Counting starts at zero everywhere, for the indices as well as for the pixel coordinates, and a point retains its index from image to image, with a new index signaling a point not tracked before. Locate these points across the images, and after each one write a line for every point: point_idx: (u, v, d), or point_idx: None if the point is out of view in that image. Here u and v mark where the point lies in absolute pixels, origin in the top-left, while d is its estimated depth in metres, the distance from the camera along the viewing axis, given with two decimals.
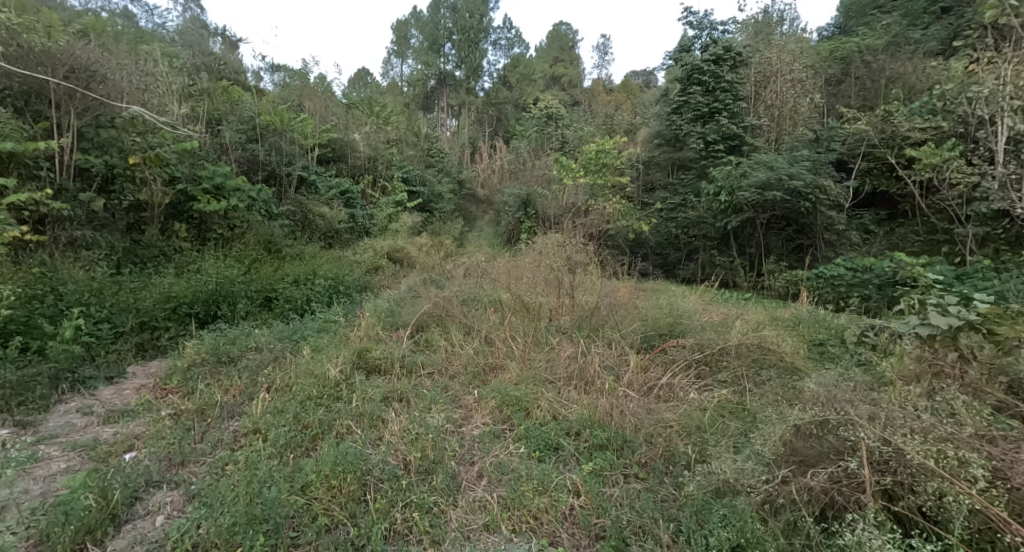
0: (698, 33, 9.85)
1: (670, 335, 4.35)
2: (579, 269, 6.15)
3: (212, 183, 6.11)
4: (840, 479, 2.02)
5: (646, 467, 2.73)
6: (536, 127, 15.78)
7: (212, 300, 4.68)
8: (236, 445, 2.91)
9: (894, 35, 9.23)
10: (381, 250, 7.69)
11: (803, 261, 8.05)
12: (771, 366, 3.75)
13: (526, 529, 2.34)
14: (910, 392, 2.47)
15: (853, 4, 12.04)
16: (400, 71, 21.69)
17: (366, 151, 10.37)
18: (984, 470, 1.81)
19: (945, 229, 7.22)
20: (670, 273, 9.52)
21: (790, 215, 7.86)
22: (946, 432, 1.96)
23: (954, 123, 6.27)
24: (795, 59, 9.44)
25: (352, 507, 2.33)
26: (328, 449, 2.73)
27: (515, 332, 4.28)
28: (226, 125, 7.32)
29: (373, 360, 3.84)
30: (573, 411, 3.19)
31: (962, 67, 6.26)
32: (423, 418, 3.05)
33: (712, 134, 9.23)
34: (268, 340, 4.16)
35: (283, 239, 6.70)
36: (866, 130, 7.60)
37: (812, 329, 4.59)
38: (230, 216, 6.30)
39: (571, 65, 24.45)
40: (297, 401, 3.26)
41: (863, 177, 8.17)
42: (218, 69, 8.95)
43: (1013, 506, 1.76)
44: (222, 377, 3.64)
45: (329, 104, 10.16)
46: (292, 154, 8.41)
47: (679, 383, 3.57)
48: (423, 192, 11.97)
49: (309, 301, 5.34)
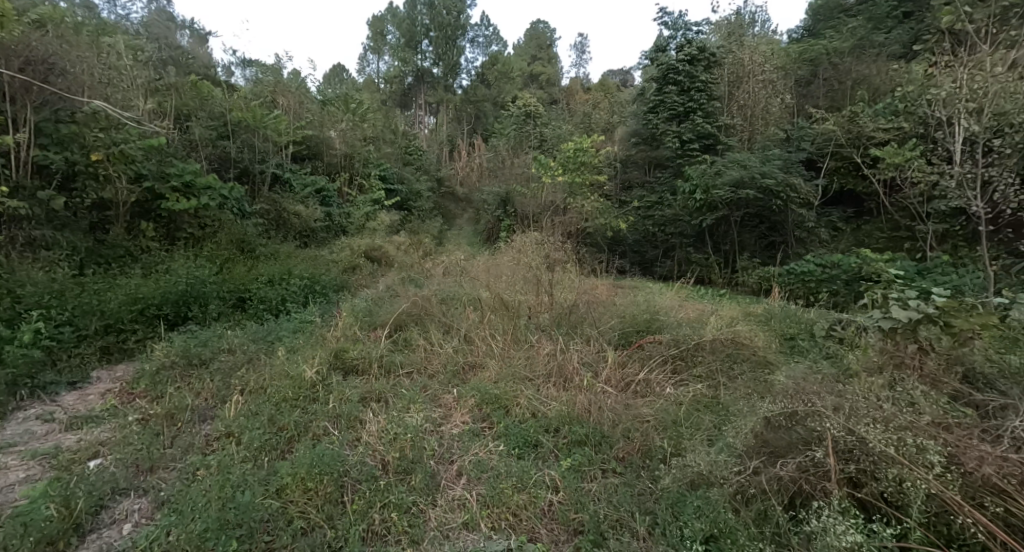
0: (673, 33, 10.06)
1: (647, 331, 4.41)
2: (557, 267, 6.18)
3: (181, 181, 5.93)
4: (807, 468, 2.09)
5: (623, 462, 2.77)
6: (514, 126, 15.81)
7: (182, 301, 4.55)
8: (208, 450, 2.85)
9: (860, 38, 9.55)
10: (359, 250, 7.59)
11: (774, 258, 8.27)
12: (744, 360, 3.86)
13: (505, 526, 2.34)
14: (873, 383, 2.56)
15: (821, 8, 12.38)
16: (377, 67, 21.44)
17: (343, 149, 10.23)
18: (941, 455, 1.88)
19: (907, 226, 7.50)
20: (648, 270, 9.67)
21: (763, 213, 8.06)
22: (905, 421, 2.04)
23: (915, 124, 6.54)
24: (766, 60, 9.51)
25: (329, 509, 2.31)
26: (304, 452, 2.69)
27: (495, 331, 4.28)
28: (195, 121, 7.10)
29: (350, 360, 3.80)
30: (551, 408, 3.22)
31: (922, 70, 6.52)
32: (402, 418, 3.03)
33: (687, 133, 9.41)
34: (242, 342, 4.06)
35: (257, 238, 6.55)
36: (834, 130, 7.84)
37: (783, 324, 4.72)
38: (200, 215, 6.13)
39: (548, 64, 24.55)
40: (271, 403, 3.21)
41: (831, 176, 8.43)
42: (186, 63, 8.68)
43: (966, 490, 1.85)
44: (193, 380, 3.55)
45: (303, 100, 9.97)
46: (266, 151, 8.22)
47: (656, 378, 3.63)
48: (401, 191, 11.87)
49: (285, 301, 5.24)
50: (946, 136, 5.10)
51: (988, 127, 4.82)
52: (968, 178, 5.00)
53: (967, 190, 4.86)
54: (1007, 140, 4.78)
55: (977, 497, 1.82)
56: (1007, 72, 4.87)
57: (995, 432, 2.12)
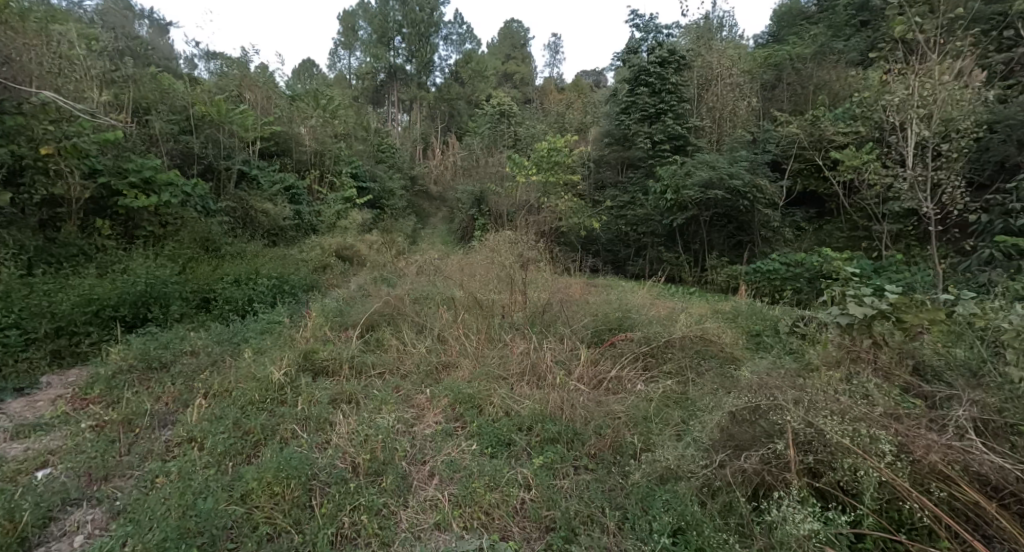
0: (644, 36, 10.25)
1: (619, 328, 4.47)
2: (531, 266, 6.19)
3: (140, 177, 5.69)
4: (769, 460, 2.16)
5: (595, 458, 2.80)
6: (489, 124, 15.82)
7: (142, 301, 4.37)
8: (168, 456, 2.75)
9: (820, 45, 9.95)
10: (330, 249, 7.45)
11: (741, 257, 8.52)
12: (712, 356, 3.98)
13: (477, 525, 2.34)
14: (832, 377, 2.67)
15: (785, 15, 12.84)
16: (348, 63, 20.97)
17: (313, 145, 10.02)
18: (891, 445, 1.97)
19: (864, 226, 7.84)
20: (620, 269, 9.82)
21: (730, 213, 8.29)
22: (860, 412, 2.13)
23: (871, 128, 6.84)
24: (733, 63, 9.80)
25: (296, 513, 2.27)
26: (271, 455, 2.62)
27: (469, 330, 4.27)
28: (155, 115, 6.83)
29: (320, 361, 3.74)
30: (525, 406, 3.23)
31: (878, 77, 6.82)
32: (373, 419, 3.00)
33: (658, 134, 9.58)
34: (205, 344, 3.93)
35: (222, 237, 6.34)
36: (797, 134, 8.12)
37: (749, 321, 4.87)
38: (161, 212, 5.90)
39: (522, 63, 24.68)
40: (237, 406, 3.12)
41: (795, 177, 8.73)
42: (144, 54, 8.32)
43: (914, 476, 1.93)
44: (153, 384, 3.41)
45: (271, 95, 9.71)
46: (231, 147, 7.98)
47: (627, 375, 3.69)
48: (374, 189, 11.71)
49: (251, 302, 5.09)
50: (899, 140, 5.34)
51: (937, 132, 5.08)
52: (919, 181, 5.25)
53: (918, 192, 5.11)
54: (953, 145, 5.04)
55: (924, 483, 1.92)
56: (953, 80, 5.15)
57: (941, 421, 2.23)
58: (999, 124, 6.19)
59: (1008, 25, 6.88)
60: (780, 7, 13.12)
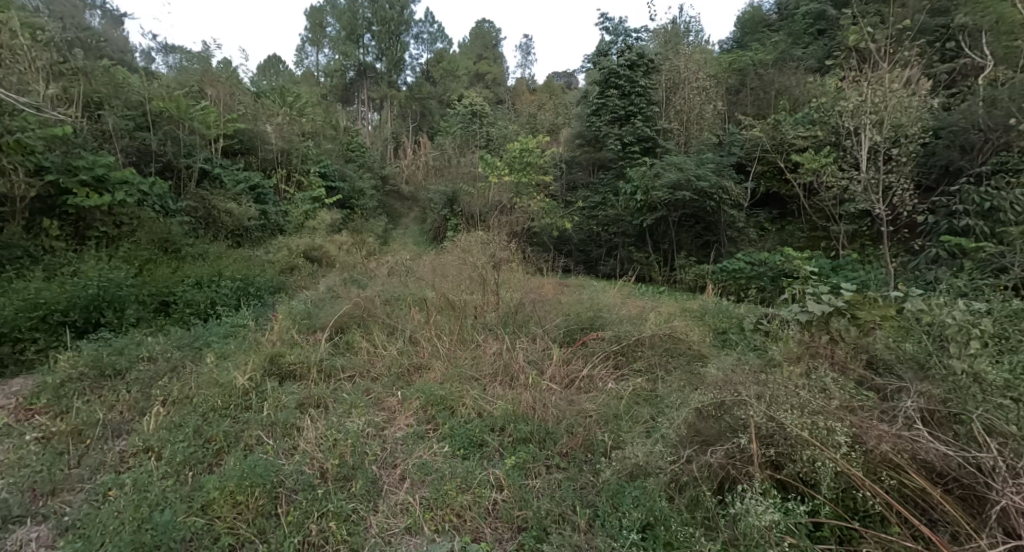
0: (614, 39, 10.47)
1: (591, 328, 4.53)
2: (503, 266, 6.16)
3: (92, 175, 5.39)
4: (733, 454, 2.22)
5: (567, 457, 2.82)
6: (461, 124, 15.77)
7: (94, 306, 4.16)
8: (122, 467, 2.63)
9: (781, 53, 10.38)
10: (298, 249, 7.27)
11: (709, 256, 8.76)
12: (680, 354, 4.07)
13: (449, 528, 2.32)
14: (793, 373, 2.77)
15: (748, 22, 13.26)
16: (316, 60, 20.49)
17: (279, 144, 9.75)
18: (847, 436, 2.04)
19: (824, 226, 8.17)
20: (592, 269, 9.94)
21: (698, 214, 8.52)
22: (818, 406, 2.20)
23: (829, 133, 7.14)
24: (699, 68, 10.03)
25: (261, 522, 2.21)
26: (234, 463, 2.53)
27: (441, 331, 4.23)
28: (108, 110, 6.51)
29: (287, 365, 3.64)
30: (497, 406, 3.22)
31: (835, 83, 7.11)
32: (342, 424, 2.95)
33: (628, 135, 9.73)
34: (164, 350, 3.76)
35: (183, 237, 6.10)
36: (760, 137, 8.40)
37: (716, 319, 5.00)
38: (115, 211, 5.62)
39: (494, 64, 24.73)
40: (198, 413, 3.00)
41: (758, 179, 9.02)
42: (96, 46, 7.91)
43: (868, 466, 2.03)
44: (106, 392, 3.25)
45: (234, 91, 9.40)
46: (192, 145, 7.68)
47: (599, 374, 3.73)
48: (343, 188, 11.48)
49: (214, 305, 4.91)
50: (854, 145, 5.57)
51: (888, 137, 5.34)
52: (872, 183, 5.50)
53: (871, 195, 5.35)
54: (903, 149, 5.30)
55: (877, 472, 2.01)
56: (902, 89, 5.42)
57: (892, 412, 2.34)
58: (943, 131, 6.57)
59: (951, 37, 7.32)
60: (743, 15, 13.59)
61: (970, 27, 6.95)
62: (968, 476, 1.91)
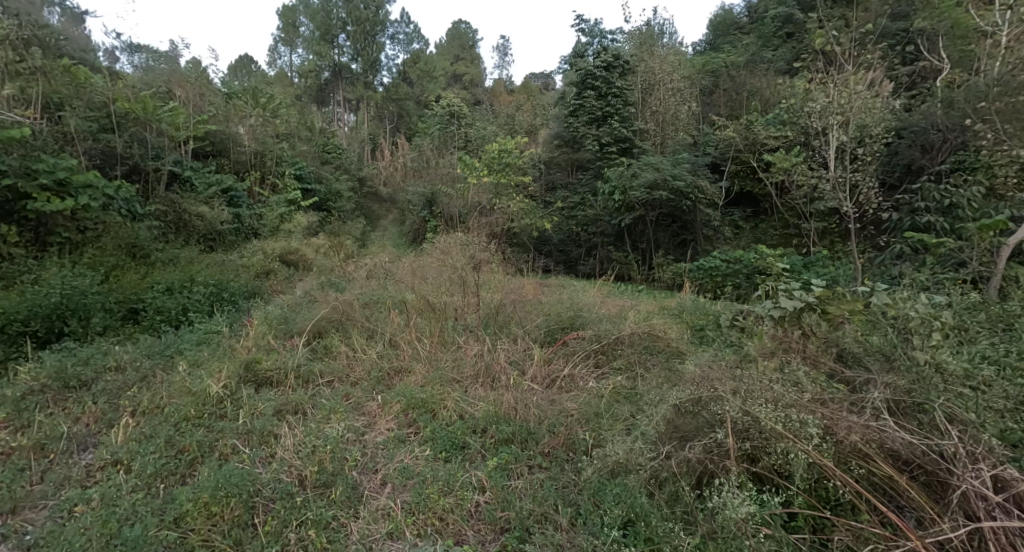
0: (590, 40, 10.74)
1: (571, 328, 4.56)
2: (483, 268, 6.16)
3: (53, 179, 5.17)
4: (711, 449, 2.26)
5: (549, 456, 2.83)
6: (439, 125, 15.69)
7: (57, 314, 4.00)
8: (89, 482, 2.54)
9: (751, 55, 10.66)
10: (273, 253, 7.13)
11: (685, 255, 8.91)
12: (659, 351, 4.14)
13: (431, 531, 2.31)
14: (767, 367, 2.84)
15: (719, 25, 13.56)
16: (289, 60, 20.15)
17: (252, 145, 9.52)
18: (818, 428, 2.08)
19: (795, 224, 8.40)
20: (572, 269, 10.01)
21: (675, 213, 8.66)
22: (792, 399, 2.25)
23: (798, 133, 7.35)
24: (674, 69, 10.21)
25: (237, 533, 2.15)
26: (208, 474, 2.47)
27: (421, 333, 4.20)
28: (69, 111, 6.26)
29: (263, 372, 3.55)
30: (478, 408, 3.20)
31: (804, 85, 7.32)
32: (321, 430, 2.90)
33: (605, 136, 9.84)
34: (133, 359, 3.65)
35: (152, 242, 5.91)
36: (733, 137, 8.59)
37: (693, 316, 5.09)
38: (79, 216, 5.41)
39: (471, 65, 24.68)
40: (170, 423, 2.92)
41: (733, 179, 9.20)
42: (57, 44, 7.61)
43: (839, 456, 2.08)
44: (70, 404, 3.12)
45: (204, 92, 9.17)
46: (160, 147, 7.46)
47: (580, 373, 3.76)
48: (319, 190, 11.30)
49: (186, 312, 4.77)
50: (822, 144, 5.73)
51: (855, 137, 5.51)
52: (840, 182, 5.67)
53: (839, 193, 5.53)
54: (868, 148, 5.49)
55: (847, 462, 2.07)
56: (867, 90, 5.61)
57: (860, 403, 2.40)
58: (906, 131, 6.83)
59: (910, 41, 7.63)
60: (715, 18, 13.91)
61: (927, 32, 7.25)
62: (932, 463, 1.98)
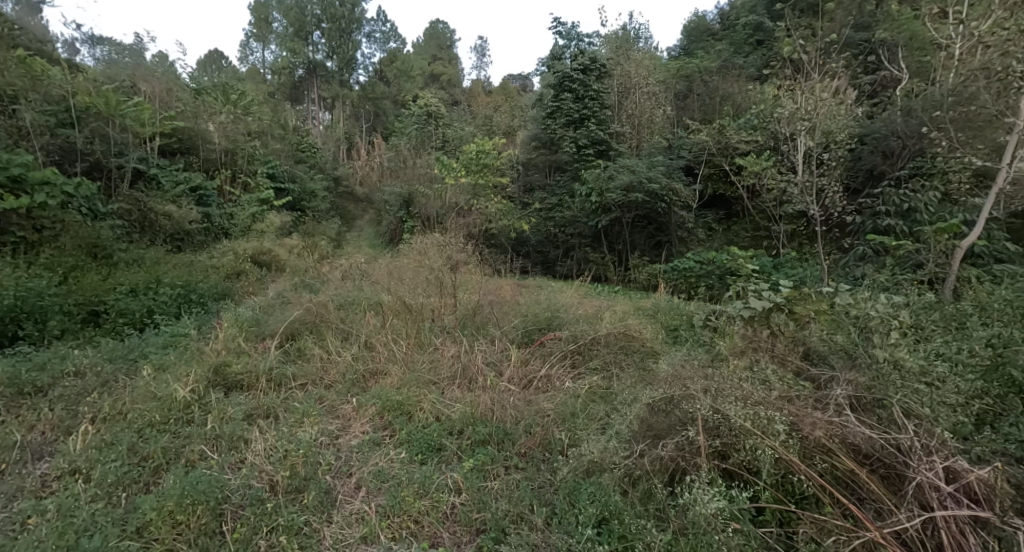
0: (567, 43, 10.75)
1: (548, 328, 4.58)
2: (461, 268, 6.14)
3: (7, 175, 4.96)
4: (683, 447, 2.31)
5: (525, 457, 2.84)
6: (416, 125, 15.58)
7: (11, 317, 3.82)
8: (45, 492, 2.42)
9: (723, 61, 10.93)
10: (244, 253, 6.94)
11: (660, 256, 9.05)
12: (634, 351, 4.20)
13: (407, 534, 2.28)
14: (737, 366, 2.91)
15: (693, 30, 13.82)
16: (262, 56, 19.73)
17: (223, 143, 9.28)
18: (785, 425, 2.15)
19: (766, 226, 8.64)
20: (549, 269, 10.06)
21: (650, 215, 8.78)
22: (760, 397, 2.31)
23: (767, 138, 7.58)
24: (649, 73, 10.40)
25: (203, 541, 2.09)
26: (174, 481, 2.39)
27: (397, 335, 4.16)
28: (25, 105, 5.98)
29: (233, 376, 3.45)
30: (455, 410, 3.18)
31: (772, 92, 7.56)
32: (293, 434, 2.84)
33: (583, 139, 9.94)
34: (94, 363, 3.50)
35: (115, 241, 5.69)
36: (706, 141, 8.78)
37: (668, 316, 5.18)
38: (35, 215, 5.16)
39: (448, 65, 24.61)
40: (133, 430, 2.81)
41: (706, 182, 9.40)
42: (13, 34, 7.30)
43: (805, 451, 2.15)
44: (24, 412, 2.98)
45: (172, 88, 9.00)
46: (124, 143, 7.19)
47: (556, 373, 3.77)
48: (293, 190, 11.06)
49: (151, 314, 4.62)
50: (790, 149, 5.91)
51: (820, 142, 5.71)
52: (807, 186, 5.85)
53: (807, 197, 5.70)
54: (833, 153, 5.69)
55: (811, 456, 2.14)
56: (832, 97, 5.82)
57: (825, 400, 2.48)
58: (868, 137, 7.10)
59: (872, 51, 7.95)
60: (688, 24, 14.22)
61: (888, 42, 7.58)
62: (890, 456, 2.06)
